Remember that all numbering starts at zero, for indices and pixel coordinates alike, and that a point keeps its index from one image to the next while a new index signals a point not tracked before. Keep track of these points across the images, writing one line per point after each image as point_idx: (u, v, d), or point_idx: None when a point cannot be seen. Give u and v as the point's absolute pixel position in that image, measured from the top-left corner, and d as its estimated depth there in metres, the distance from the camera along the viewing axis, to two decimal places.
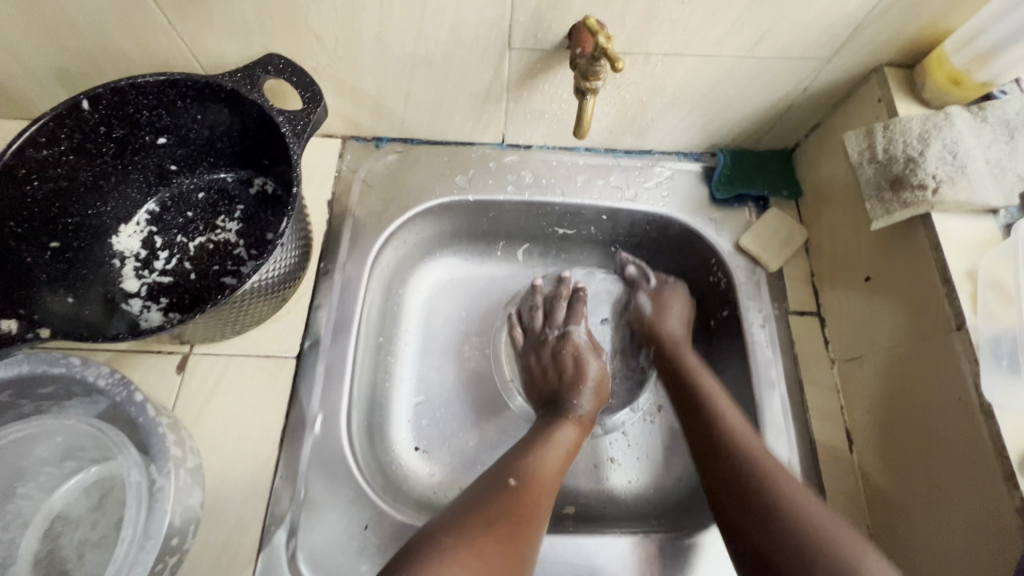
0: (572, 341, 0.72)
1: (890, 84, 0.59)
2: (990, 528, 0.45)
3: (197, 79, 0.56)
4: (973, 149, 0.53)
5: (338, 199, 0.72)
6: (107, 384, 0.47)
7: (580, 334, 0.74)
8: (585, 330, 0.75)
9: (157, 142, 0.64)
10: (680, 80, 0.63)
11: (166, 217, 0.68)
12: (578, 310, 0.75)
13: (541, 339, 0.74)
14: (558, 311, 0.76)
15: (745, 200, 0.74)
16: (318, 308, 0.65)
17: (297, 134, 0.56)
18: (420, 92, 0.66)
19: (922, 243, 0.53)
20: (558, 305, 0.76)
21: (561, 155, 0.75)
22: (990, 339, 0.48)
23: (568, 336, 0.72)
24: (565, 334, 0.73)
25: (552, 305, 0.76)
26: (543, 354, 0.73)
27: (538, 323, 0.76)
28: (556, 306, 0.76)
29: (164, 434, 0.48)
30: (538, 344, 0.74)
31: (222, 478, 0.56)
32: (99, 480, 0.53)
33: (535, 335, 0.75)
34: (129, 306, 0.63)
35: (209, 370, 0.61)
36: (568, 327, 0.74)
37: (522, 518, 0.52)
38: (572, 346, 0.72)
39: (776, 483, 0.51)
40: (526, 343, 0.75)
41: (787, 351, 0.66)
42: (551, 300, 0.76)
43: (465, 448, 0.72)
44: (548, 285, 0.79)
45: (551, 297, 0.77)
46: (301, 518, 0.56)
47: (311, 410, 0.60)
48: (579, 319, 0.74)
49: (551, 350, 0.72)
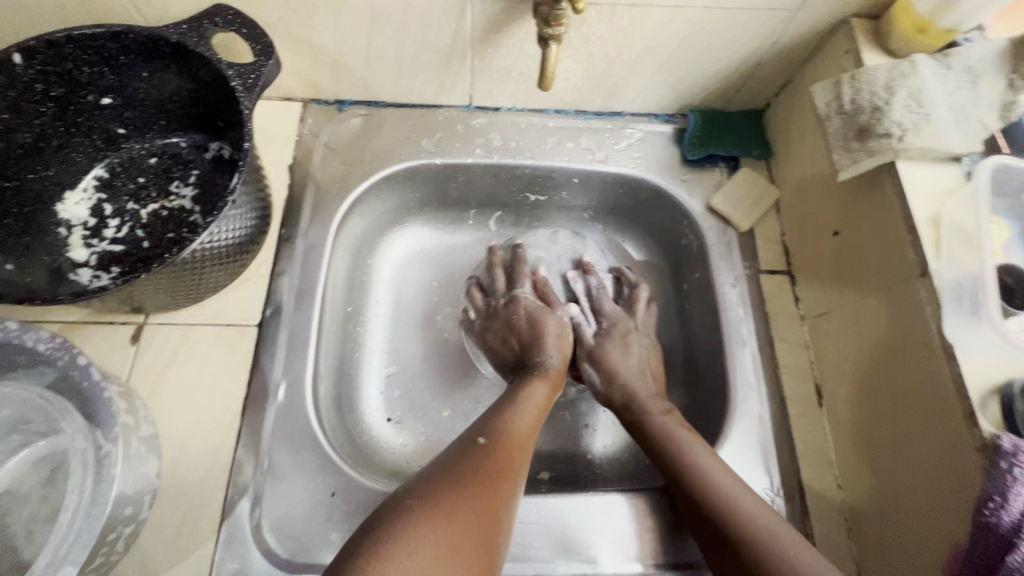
0: (520, 303, 0.69)
1: (857, 35, 0.59)
2: (952, 468, 0.45)
3: (140, 32, 0.53)
4: (938, 96, 0.52)
5: (299, 164, 0.70)
6: (48, 349, 0.45)
7: (529, 296, 0.71)
8: (531, 290, 0.71)
9: (102, 104, 0.61)
10: (648, 34, 0.62)
11: (116, 183, 0.65)
12: (520, 272, 0.72)
13: (490, 311, 0.71)
14: (499, 280, 0.73)
15: (716, 161, 0.73)
16: (280, 275, 0.63)
17: (248, 88, 0.54)
18: (381, 48, 0.63)
19: (888, 193, 0.53)
20: (497, 272, 0.73)
21: (530, 117, 0.74)
22: (952, 283, 0.47)
23: (515, 300, 0.69)
24: (511, 298, 0.70)
25: (492, 275, 0.73)
26: (495, 326, 0.69)
27: (481, 299, 0.72)
28: (495, 276, 0.73)
29: (111, 399, 0.45)
30: (488, 317, 0.70)
31: (182, 449, 0.54)
32: (48, 455, 0.51)
33: (483, 309, 0.72)
34: (78, 276, 0.60)
35: (166, 340, 0.58)
36: (513, 292, 0.70)
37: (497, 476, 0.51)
38: (522, 308, 0.69)
39: (724, 491, 0.51)
40: (478, 320, 0.72)
41: (758, 310, 0.66)
42: (489, 272, 0.73)
43: (437, 418, 0.70)
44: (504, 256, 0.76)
45: (488, 272, 0.74)
46: (265, 488, 0.54)
47: (273, 379, 0.58)
48: (522, 280, 0.71)
49: (502, 320, 0.69)
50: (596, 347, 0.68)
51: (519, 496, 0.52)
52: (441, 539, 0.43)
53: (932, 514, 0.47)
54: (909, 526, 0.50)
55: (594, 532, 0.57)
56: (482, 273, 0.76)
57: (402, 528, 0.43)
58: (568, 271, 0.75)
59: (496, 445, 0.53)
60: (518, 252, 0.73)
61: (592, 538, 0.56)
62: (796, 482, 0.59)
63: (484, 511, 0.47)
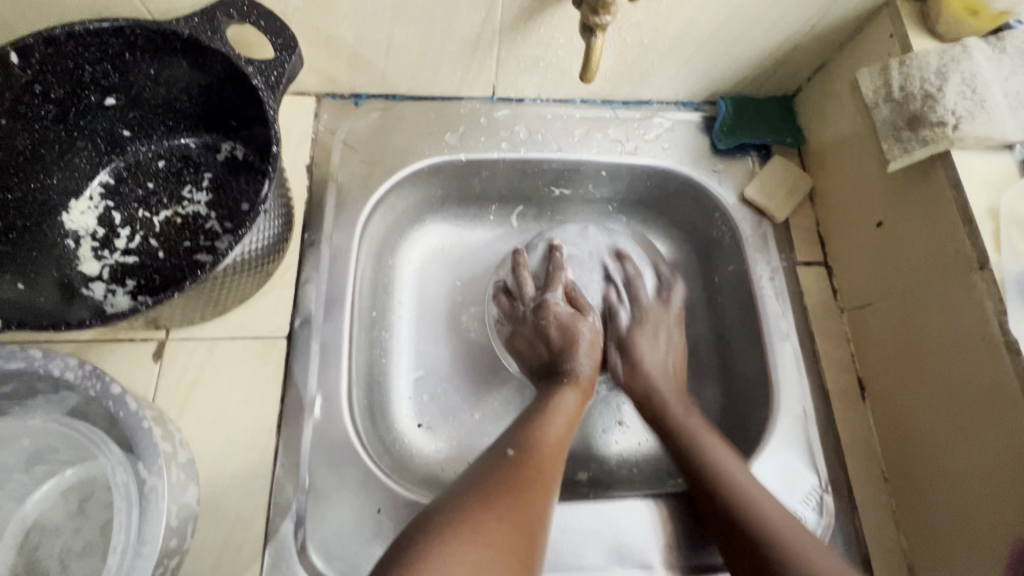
0: (550, 309, 0.65)
1: (903, 17, 0.57)
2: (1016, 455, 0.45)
3: (148, 25, 0.49)
4: (992, 82, 0.51)
5: (317, 163, 0.66)
6: (78, 377, 0.42)
7: (560, 301, 0.67)
8: (562, 295, 0.67)
9: (105, 104, 0.56)
10: (686, 19, 0.59)
11: (123, 189, 0.61)
12: (554, 278, 0.68)
13: (519, 315, 0.68)
14: (527, 283, 0.69)
15: (747, 150, 0.71)
16: (306, 283, 0.60)
17: (271, 86, 0.50)
18: (404, 39, 0.60)
19: (941, 182, 0.52)
20: (524, 275, 0.69)
21: (555, 108, 0.71)
22: (1015, 277, 0.47)
23: (545, 306, 0.66)
24: (541, 303, 0.66)
25: (519, 276, 0.69)
26: (523, 330, 0.67)
27: (508, 303, 0.69)
28: (522, 278, 0.69)
29: (150, 430, 0.43)
30: (515, 321, 0.68)
31: (217, 473, 0.52)
32: (77, 484, 0.48)
33: (512, 314, 0.69)
34: (91, 291, 0.56)
35: (190, 357, 0.55)
36: (543, 296, 0.67)
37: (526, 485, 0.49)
38: (553, 315, 0.65)
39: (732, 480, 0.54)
40: (505, 324, 0.69)
41: (797, 303, 0.65)
42: (514, 274, 0.70)
43: (468, 422, 0.68)
44: (534, 257, 0.71)
45: (513, 274, 0.70)
46: (308, 507, 0.52)
47: (308, 394, 0.56)
48: (555, 285, 0.68)
49: (531, 326, 0.66)
50: (627, 331, 0.68)
51: (551, 503, 0.51)
52: (474, 553, 0.41)
53: (987, 500, 0.48)
54: (959, 511, 0.50)
55: (648, 536, 0.56)
56: (508, 276, 0.72)
57: (433, 544, 0.41)
58: (605, 251, 0.73)
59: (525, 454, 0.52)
60: (554, 256, 0.69)
61: (645, 542, 0.56)
62: (843, 477, 0.58)
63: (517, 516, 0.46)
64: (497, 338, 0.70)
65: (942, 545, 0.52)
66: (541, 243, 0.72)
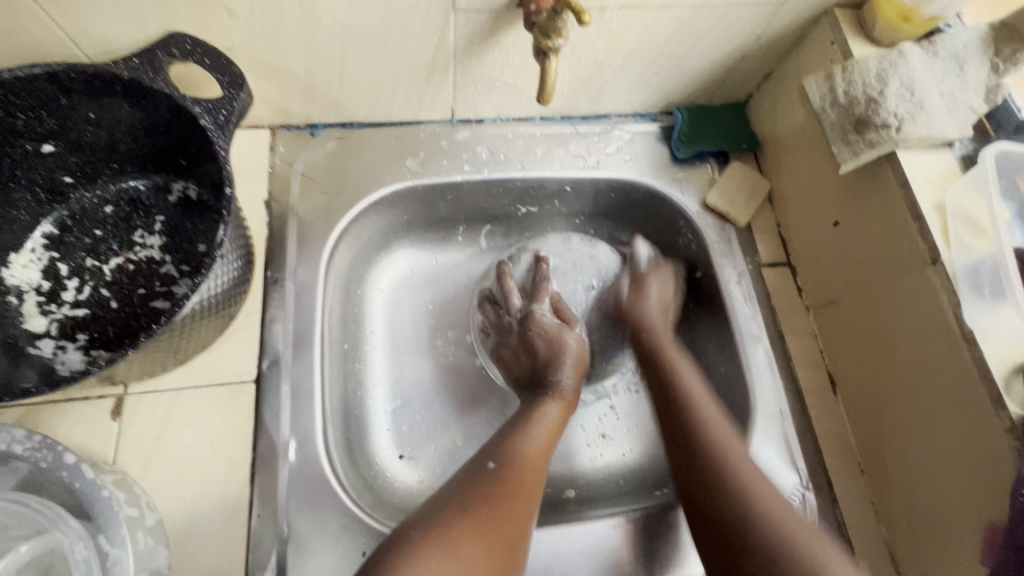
0: (536, 320, 0.64)
1: (842, 25, 0.59)
2: (979, 430, 0.47)
3: (83, 69, 0.46)
4: (928, 84, 0.54)
5: (276, 197, 0.64)
6: (26, 450, 0.42)
7: (546, 312, 0.65)
8: (549, 305, 0.66)
9: (43, 151, 0.54)
10: (637, 35, 0.60)
11: (69, 238, 0.58)
12: (542, 288, 0.66)
13: (504, 325, 0.67)
14: (514, 294, 0.67)
15: (706, 157, 0.72)
16: (272, 322, 0.59)
17: (220, 125, 0.49)
18: (358, 69, 0.59)
19: (889, 181, 0.54)
20: (510, 285, 0.68)
21: (516, 127, 0.71)
22: (967, 269, 0.49)
23: (531, 317, 0.64)
24: (527, 314, 0.65)
25: (505, 286, 0.68)
26: (510, 340, 0.66)
27: (496, 316, 0.68)
28: (507, 288, 0.67)
29: (109, 497, 0.43)
30: (501, 331, 0.67)
31: (188, 531, 0.49)
32: (34, 559, 0.42)
33: (497, 324, 0.67)
34: (38, 349, 0.53)
35: (152, 410, 0.53)
36: (530, 307, 0.65)
37: (503, 501, 0.48)
38: (539, 326, 0.64)
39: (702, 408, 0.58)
40: (490, 333, 0.68)
41: (765, 304, 0.66)
42: (499, 285, 0.68)
43: (453, 447, 0.67)
44: (521, 267, 0.70)
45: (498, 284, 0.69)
46: (288, 559, 0.51)
47: (281, 438, 0.54)
48: (542, 296, 0.66)
49: (518, 336, 0.65)
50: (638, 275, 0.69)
51: (532, 520, 0.49)
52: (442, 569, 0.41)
53: (962, 479, 0.49)
54: (934, 497, 0.52)
55: (631, 551, 0.56)
56: (493, 285, 0.70)
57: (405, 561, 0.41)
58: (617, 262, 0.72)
59: (504, 468, 0.51)
60: (540, 267, 0.67)
61: (635, 560, 0.55)
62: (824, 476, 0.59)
63: (494, 535, 0.45)
64: (483, 348, 0.69)
65: (925, 516, 0.53)
66: (525, 255, 0.70)
